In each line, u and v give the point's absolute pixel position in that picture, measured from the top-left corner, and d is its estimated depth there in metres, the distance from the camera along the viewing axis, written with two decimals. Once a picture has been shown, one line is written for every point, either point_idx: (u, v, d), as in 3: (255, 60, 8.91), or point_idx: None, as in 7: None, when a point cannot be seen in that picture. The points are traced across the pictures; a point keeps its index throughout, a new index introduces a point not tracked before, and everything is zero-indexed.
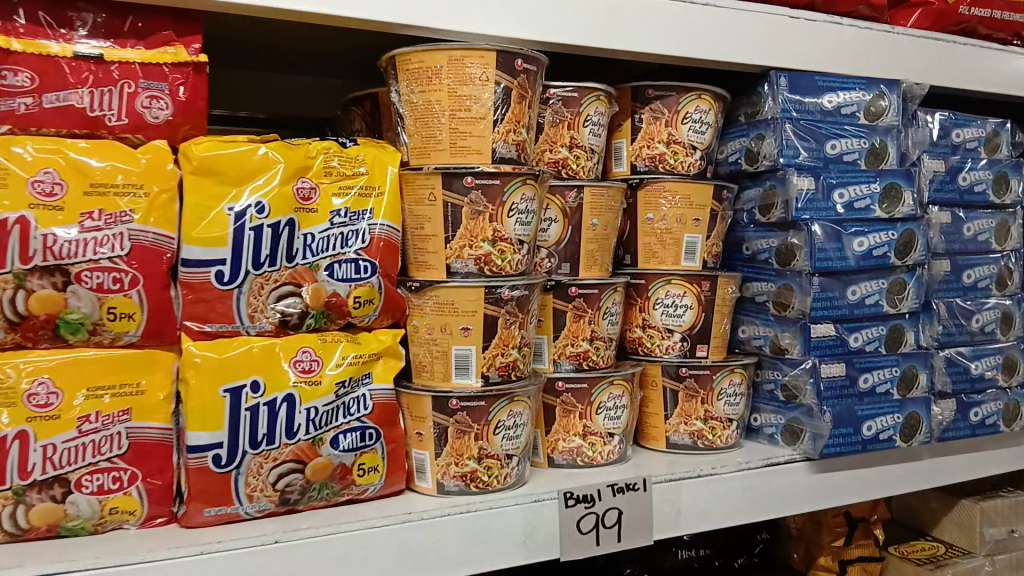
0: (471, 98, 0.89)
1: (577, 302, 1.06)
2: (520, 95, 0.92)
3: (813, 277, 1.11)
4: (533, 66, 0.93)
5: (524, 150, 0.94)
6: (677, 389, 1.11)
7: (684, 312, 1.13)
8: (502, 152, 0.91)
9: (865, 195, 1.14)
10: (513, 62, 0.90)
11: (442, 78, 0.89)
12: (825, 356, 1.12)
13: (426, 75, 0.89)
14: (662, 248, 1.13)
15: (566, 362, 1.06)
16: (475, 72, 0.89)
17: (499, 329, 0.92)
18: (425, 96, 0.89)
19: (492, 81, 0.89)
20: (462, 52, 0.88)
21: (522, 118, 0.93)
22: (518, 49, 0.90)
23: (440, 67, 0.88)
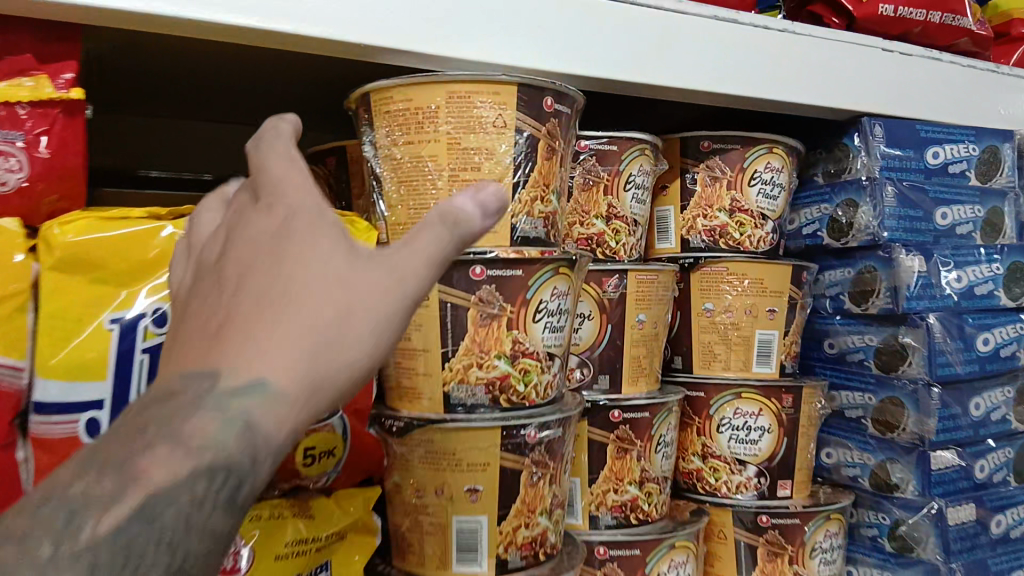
0: (481, 151, 0.60)
1: (620, 431, 0.77)
2: (550, 148, 0.63)
3: (933, 388, 0.83)
4: (566, 107, 0.64)
5: (555, 225, 0.65)
6: (755, 545, 0.83)
7: (759, 437, 0.85)
8: (523, 229, 0.62)
9: (987, 278, 0.88)
10: (540, 100, 0.62)
11: (439, 123, 0.60)
12: (951, 497, 0.85)
13: (415, 119, 0.60)
14: (726, 350, 0.85)
15: (607, 515, 0.77)
16: (488, 114, 0.60)
17: (523, 487, 0.63)
18: (414, 150, 0.60)
19: (512, 127, 0.61)
20: (469, 85, 0.59)
21: (552, 178, 0.64)
22: (550, 82, 0.62)
23: (437, 108, 0.60)
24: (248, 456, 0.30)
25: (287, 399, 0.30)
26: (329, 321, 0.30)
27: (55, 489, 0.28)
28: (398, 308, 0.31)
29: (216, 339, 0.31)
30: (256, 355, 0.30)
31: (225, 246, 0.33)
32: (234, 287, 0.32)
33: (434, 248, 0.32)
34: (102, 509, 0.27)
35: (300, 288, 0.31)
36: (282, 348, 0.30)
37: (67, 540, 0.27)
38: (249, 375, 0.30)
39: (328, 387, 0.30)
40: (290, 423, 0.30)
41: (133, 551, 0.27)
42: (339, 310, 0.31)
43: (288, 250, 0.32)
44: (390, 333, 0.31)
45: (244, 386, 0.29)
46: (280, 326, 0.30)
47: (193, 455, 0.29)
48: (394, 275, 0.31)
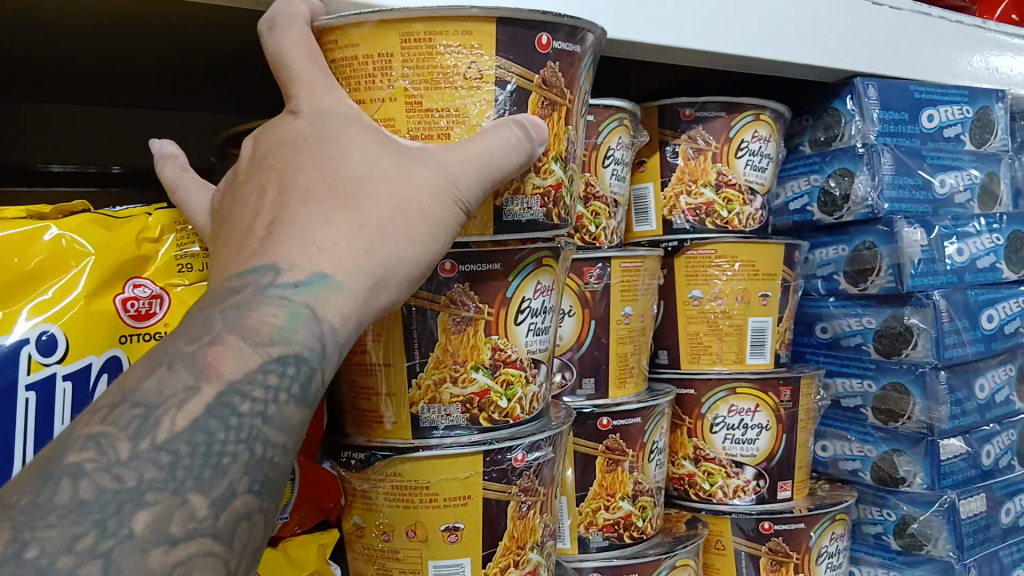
0: (449, 113, 0.45)
1: (610, 441, 0.67)
2: (550, 103, 0.48)
3: (940, 373, 0.76)
4: (573, 47, 0.48)
5: (563, 207, 0.50)
6: (757, 554, 0.76)
7: (757, 436, 0.76)
8: (514, 212, 0.47)
9: (988, 250, 0.81)
10: (530, 40, 0.46)
11: (393, 75, 0.44)
12: (961, 488, 0.78)
13: (362, 71, 0.45)
14: (718, 340, 0.77)
15: (597, 535, 0.68)
16: (458, 61, 0.44)
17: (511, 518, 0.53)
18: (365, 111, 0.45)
19: (490, 78, 0.45)
20: (434, 23, 0.44)
21: (559, 146, 0.49)
22: (543, 13, 0.45)
23: (391, 55, 0.44)
24: (314, 342, 0.36)
25: (354, 286, 0.38)
26: (386, 214, 0.39)
27: (129, 391, 0.32)
28: (445, 204, 0.41)
29: (277, 235, 0.38)
30: (320, 247, 0.37)
31: (275, 154, 0.42)
32: (292, 190, 0.40)
33: (493, 147, 0.42)
34: (177, 407, 0.32)
35: (356, 190, 0.39)
36: (344, 247, 0.38)
37: (144, 439, 0.31)
38: (314, 266, 0.37)
39: (386, 272, 0.39)
40: (354, 308, 0.38)
41: (208, 440, 0.31)
42: (400, 202, 0.40)
43: (342, 153, 0.40)
44: (440, 222, 0.41)
45: (303, 277, 0.36)
46: (340, 223, 0.38)
47: (261, 349, 0.34)
48: (445, 171, 0.41)
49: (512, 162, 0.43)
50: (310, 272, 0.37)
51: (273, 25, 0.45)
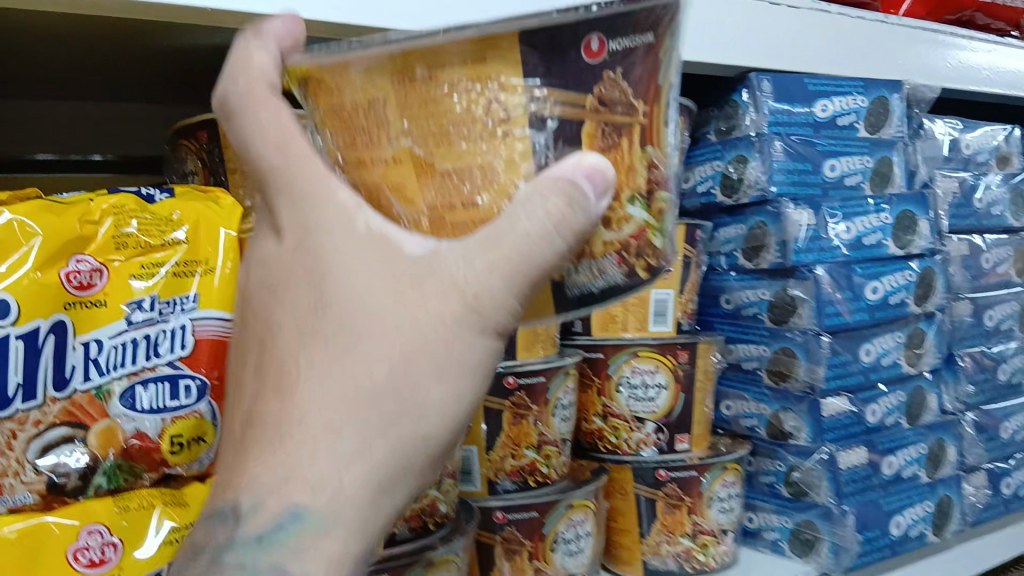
0: (471, 175, 0.38)
1: (516, 397, 0.77)
2: (613, 127, 0.38)
3: (822, 337, 0.85)
4: (639, 44, 0.37)
5: (658, 253, 0.41)
6: (655, 498, 0.86)
7: (657, 395, 0.86)
8: (577, 282, 0.41)
9: (875, 228, 0.90)
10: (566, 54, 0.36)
11: (398, 123, 0.38)
12: (841, 440, 0.87)
13: (362, 120, 0.39)
14: (624, 310, 0.87)
15: (506, 480, 0.78)
16: (473, 104, 0.37)
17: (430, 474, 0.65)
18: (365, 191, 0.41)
19: (521, 119, 0.37)
20: (431, 51, 0.36)
21: (635, 183, 0.40)
22: (573, 12, 0.35)
23: (388, 100, 0.38)
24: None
25: (362, 468, 0.39)
26: (388, 377, 0.39)
27: None
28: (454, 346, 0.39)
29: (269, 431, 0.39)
30: (313, 455, 0.38)
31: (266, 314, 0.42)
32: (280, 373, 0.40)
33: (523, 239, 0.38)
34: None
35: (349, 353, 0.39)
36: (339, 439, 0.38)
37: None
38: (307, 478, 0.38)
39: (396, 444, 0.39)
40: (363, 485, 0.39)
41: None
42: (401, 331, 0.39)
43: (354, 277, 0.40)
44: (452, 362, 0.40)
45: (283, 514, 0.39)
46: (333, 411, 0.38)
47: None
48: (460, 290, 0.39)
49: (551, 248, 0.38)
50: (294, 495, 0.38)
51: (229, 116, 0.43)
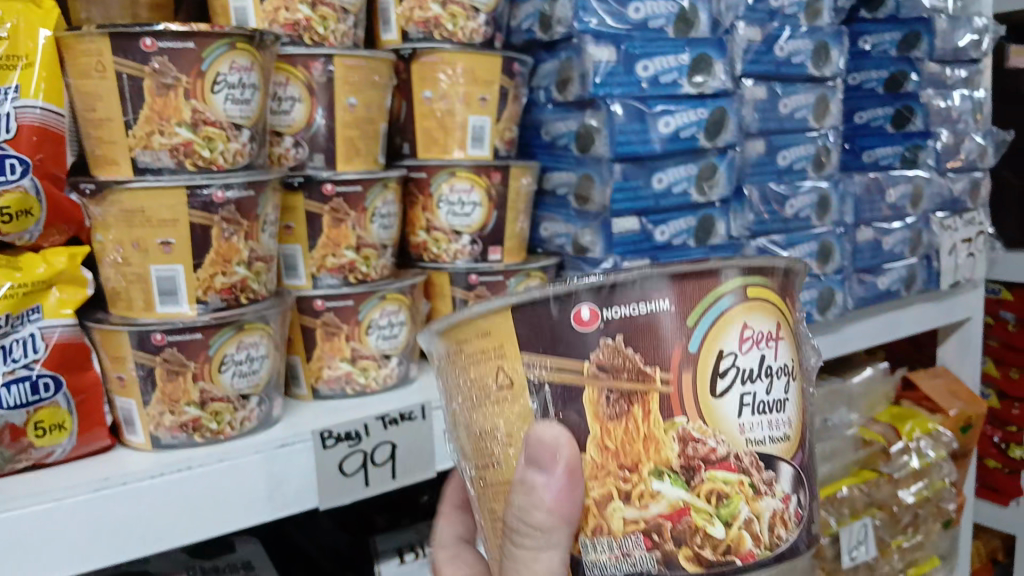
0: (498, 441, 0.52)
1: (334, 203, 0.88)
2: (617, 395, 0.48)
3: (613, 165, 0.99)
4: (619, 316, 0.47)
5: (709, 537, 0.48)
6: (467, 299, 1.01)
7: (472, 210, 0.98)
8: (598, 560, 0.49)
9: (672, 67, 1.00)
10: (560, 323, 0.48)
11: (460, 390, 0.54)
12: (628, 253, 1.04)
13: (448, 389, 0.56)
14: (444, 134, 0.97)
15: (328, 276, 0.90)
16: (497, 383, 0.50)
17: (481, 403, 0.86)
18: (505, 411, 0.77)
19: (525, 394, 0.49)
20: (467, 345, 0.51)
21: (662, 460, 0.47)
22: (562, 294, 0.47)
23: (451, 377, 0.54)
24: None
25: None
26: None
27: None
28: None
29: None
30: None
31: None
32: None
33: (522, 500, 0.50)
34: None
35: None
36: None
37: None
38: None
39: None
40: None
41: None
42: None
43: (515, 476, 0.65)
44: None
45: None
46: None
47: None
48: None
49: (547, 564, 0.50)
50: None
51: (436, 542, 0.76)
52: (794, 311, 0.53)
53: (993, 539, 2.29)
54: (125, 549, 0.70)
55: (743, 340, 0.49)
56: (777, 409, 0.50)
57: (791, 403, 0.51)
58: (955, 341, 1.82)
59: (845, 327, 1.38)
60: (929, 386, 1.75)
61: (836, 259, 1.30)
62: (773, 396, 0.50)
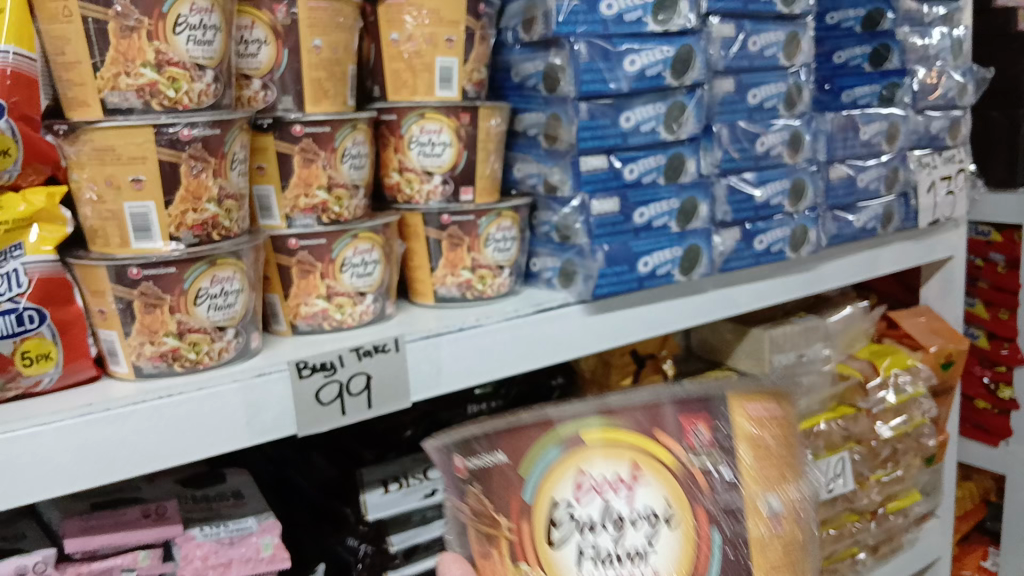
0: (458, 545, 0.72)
1: (304, 143, 0.91)
2: (490, 535, 0.66)
3: (579, 104, 1.02)
4: (477, 460, 0.67)
5: None
6: (440, 239, 1.04)
7: (442, 151, 1.01)
8: None
9: (635, 6, 1.03)
10: (449, 465, 0.68)
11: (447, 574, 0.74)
12: (597, 192, 1.06)
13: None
14: (413, 76, 0.99)
15: (302, 216, 0.93)
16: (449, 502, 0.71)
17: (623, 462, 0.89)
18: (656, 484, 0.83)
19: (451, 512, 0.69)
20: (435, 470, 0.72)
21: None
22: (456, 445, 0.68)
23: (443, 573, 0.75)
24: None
25: None
26: None
27: None
28: None
29: None
30: None
31: None
32: None
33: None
34: None
35: None
36: None
37: None
38: None
39: None
40: None
41: None
42: None
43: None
44: None
45: None
46: None
47: None
48: None
49: None
50: None
51: None
52: (663, 462, 0.66)
53: (986, 480, 2.32)
54: (112, 470, 0.74)
55: (580, 488, 0.65)
56: (622, 561, 0.64)
57: (642, 544, 0.64)
58: (938, 280, 1.84)
59: (820, 265, 1.41)
60: (910, 325, 1.78)
61: (810, 196, 1.32)
62: (621, 547, 0.64)
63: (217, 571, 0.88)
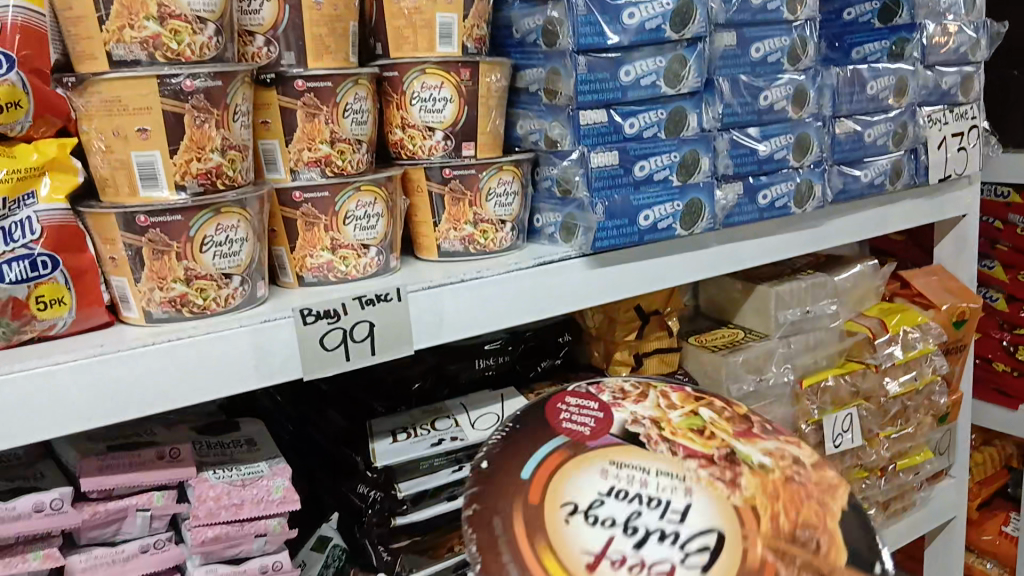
0: None
1: (306, 98, 0.93)
2: None
3: (577, 57, 1.04)
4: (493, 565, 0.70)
5: None
6: (443, 193, 1.06)
7: (443, 106, 1.03)
8: None
9: None
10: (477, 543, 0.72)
11: None
12: (597, 145, 1.08)
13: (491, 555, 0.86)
14: (413, 32, 1.01)
15: (307, 169, 0.96)
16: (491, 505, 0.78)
17: (772, 454, 0.83)
18: (806, 507, 0.76)
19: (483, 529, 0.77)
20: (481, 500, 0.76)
21: None
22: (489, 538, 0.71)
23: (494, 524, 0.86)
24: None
25: None
26: None
27: None
28: None
29: None
30: None
31: None
32: None
33: None
34: None
35: None
36: None
37: None
38: None
39: None
40: None
41: None
42: None
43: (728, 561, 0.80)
44: None
45: None
46: None
47: None
48: None
49: None
50: None
51: None
52: None
53: (1006, 445, 2.31)
54: (125, 409, 0.78)
55: None
56: None
57: None
58: (950, 240, 1.83)
59: (825, 222, 1.42)
60: (922, 284, 1.78)
61: (815, 152, 1.32)
62: None
63: (230, 511, 0.92)
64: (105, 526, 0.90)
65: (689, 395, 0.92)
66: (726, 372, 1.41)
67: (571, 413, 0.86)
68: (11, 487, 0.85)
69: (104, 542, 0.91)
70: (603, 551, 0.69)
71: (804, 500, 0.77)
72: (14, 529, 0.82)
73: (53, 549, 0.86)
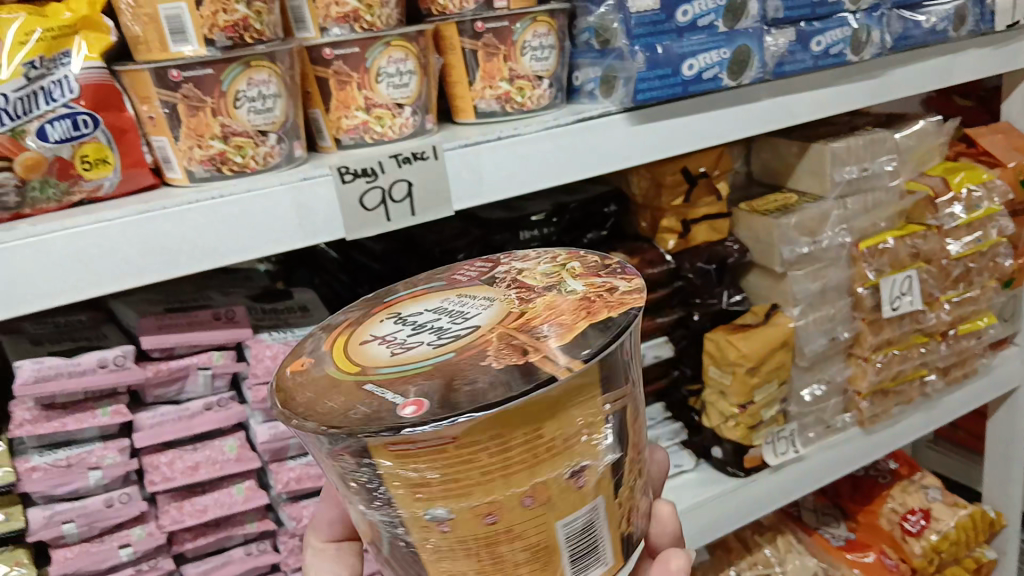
0: None
1: None
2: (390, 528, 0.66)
3: None
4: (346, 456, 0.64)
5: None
6: (476, 48, 1.03)
7: None
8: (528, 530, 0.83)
9: None
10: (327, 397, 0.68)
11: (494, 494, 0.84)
12: None
13: None
14: None
15: (335, 26, 0.94)
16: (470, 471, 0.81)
17: (598, 287, 0.63)
18: (566, 312, 0.59)
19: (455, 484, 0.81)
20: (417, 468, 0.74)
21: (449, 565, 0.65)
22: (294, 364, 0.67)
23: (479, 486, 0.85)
24: None
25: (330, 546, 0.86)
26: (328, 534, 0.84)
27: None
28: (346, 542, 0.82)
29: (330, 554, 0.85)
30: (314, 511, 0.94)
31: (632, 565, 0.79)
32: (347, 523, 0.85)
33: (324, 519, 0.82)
34: None
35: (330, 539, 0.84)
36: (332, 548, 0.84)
37: None
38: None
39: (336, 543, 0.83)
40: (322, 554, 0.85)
41: None
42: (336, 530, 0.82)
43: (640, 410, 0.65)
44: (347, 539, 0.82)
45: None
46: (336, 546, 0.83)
47: None
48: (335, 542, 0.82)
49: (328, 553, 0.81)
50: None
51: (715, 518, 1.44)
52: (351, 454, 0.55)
53: None
54: (175, 265, 0.80)
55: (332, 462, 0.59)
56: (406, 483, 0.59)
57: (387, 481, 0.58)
58: (1021, 93, 1.72)
59: (887, 74, 1.33)
60: (989, 142, 1.69)
61: None
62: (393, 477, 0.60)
63: None
64: (168, 384, 0.94)
65: (577, 259, 0.71)
66: (778, 235, 1.37)
67: (472, 266, 0.74)
68: (74, 346, 0.90)
69: (169, 401, 0.95)
70: (381, 334, 0.63)
71: (573, 309, 0.59)
72: (82, 383, 0.86)
73: (121, 406, 0.91)
